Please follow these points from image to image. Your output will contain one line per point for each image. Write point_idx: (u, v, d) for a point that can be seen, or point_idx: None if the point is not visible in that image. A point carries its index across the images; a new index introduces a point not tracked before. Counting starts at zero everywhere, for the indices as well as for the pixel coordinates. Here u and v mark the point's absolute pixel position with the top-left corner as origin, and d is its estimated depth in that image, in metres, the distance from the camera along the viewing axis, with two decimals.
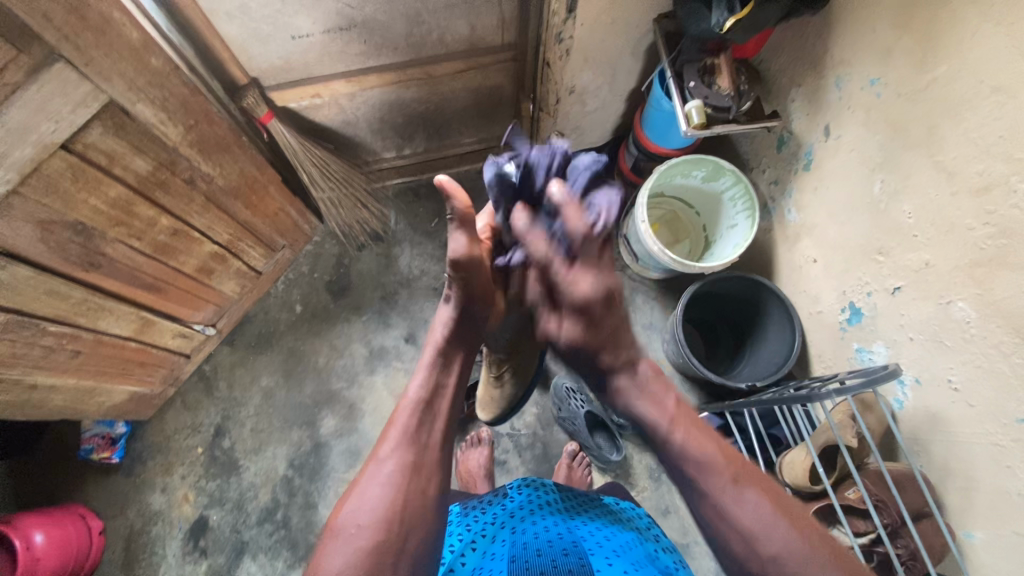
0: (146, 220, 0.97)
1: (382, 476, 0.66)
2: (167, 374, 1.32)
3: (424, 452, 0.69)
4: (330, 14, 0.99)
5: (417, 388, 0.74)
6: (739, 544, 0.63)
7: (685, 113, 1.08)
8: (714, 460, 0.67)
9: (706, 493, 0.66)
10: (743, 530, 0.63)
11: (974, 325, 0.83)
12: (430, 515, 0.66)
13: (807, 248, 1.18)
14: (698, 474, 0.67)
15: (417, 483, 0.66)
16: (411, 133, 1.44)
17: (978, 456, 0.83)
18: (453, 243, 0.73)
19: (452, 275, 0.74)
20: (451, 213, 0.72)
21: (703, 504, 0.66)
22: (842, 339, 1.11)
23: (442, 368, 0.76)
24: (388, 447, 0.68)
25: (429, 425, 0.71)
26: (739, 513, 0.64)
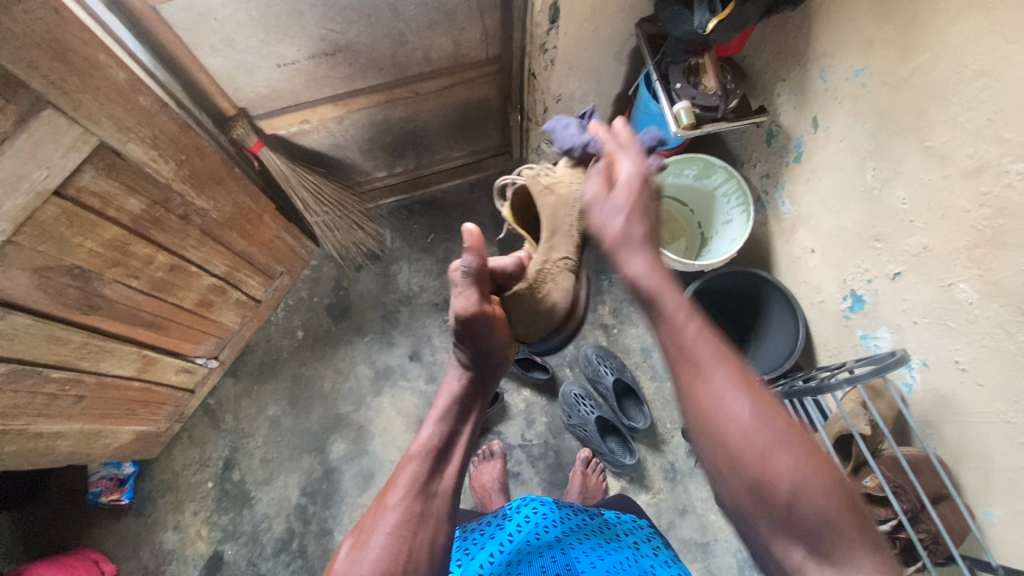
0: (143, 259, 0.96)
1: (386, 525, 0.64)
2: (172, 410, 1.31)
3: (432, 501, 0.67)
4: (313, 40, 1.00)
5: (429, 437, 0.71)
6: (718, 416, 0.59)
7: (673, 115, 1.09)
8: (717, 349, 0.63)
9: (704, 377, 0.61)
10: (738, 424, 0.58)
11: (977, 305, 0.83)
12: (432, 569, 0.65)
13: (804, 239, 1.19)
14: (703, 360, 0.62)
15: (426, 533, 0.65)
16: (401, 151, 1.44)
17: (993, 436, 0.84)
18: (467, 301, 0.72)
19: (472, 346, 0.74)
20: (468, 269, 0.71)
21: (703, 387, 0.61)
22: (845, 327, 1.12)
23: (459, 416, 0.73)
24: (398, 494, 0.66)
25: (440, 473, 0.69)
26: (725, 388, 0.60)
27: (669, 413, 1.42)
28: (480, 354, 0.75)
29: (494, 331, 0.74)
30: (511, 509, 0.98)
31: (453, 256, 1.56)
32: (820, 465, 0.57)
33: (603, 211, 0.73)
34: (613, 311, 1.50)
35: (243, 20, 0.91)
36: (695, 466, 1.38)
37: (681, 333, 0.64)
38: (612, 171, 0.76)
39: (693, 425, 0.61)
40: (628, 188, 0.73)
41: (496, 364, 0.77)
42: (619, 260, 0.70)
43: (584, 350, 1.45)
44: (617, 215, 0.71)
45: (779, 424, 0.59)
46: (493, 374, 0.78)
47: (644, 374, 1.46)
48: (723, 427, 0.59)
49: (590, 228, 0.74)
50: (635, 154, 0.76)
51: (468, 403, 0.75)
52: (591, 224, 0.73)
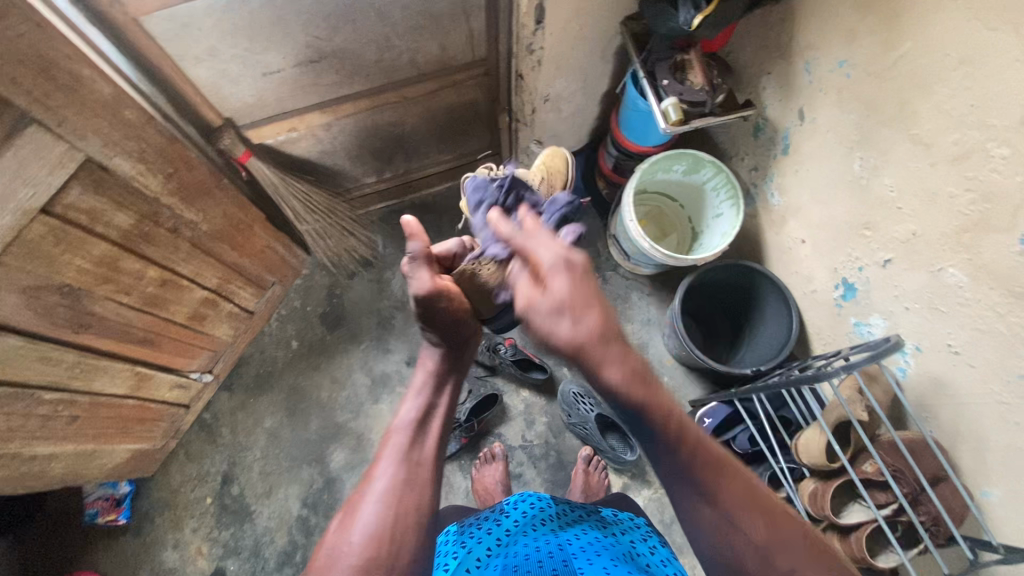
0: (133, 274, 0.95)
1: (373, 495, 0.63)
2: (167, 427, 1.29)
3: (418, 469, 0.66)
4: (298, 47, 0.99)
5: (409, 412, 0.71)
6: (734, 543, 0.59)
7: (661, 111, 1.09)
8: (720, 467, 0.60)
9: (712, 502, 0.60)
10: (750, 548, 0.59)
11: (966, 288, 0.85)
12: (424, 534, 0.62)
13: (794, 229, 1.20)
14: (707, 483, 0.60)
15: (413, 498, 0.63)
16: (390, 157, 1.44)
17: (988, 417, 0.86)
18: (419, 281, 0.73)
19: (439, 315, 0.74)
20: (413, 254, 0.74)
21: (708, 515, 0.60)
22: (838, 315, 1.14)
23: (435, 389, 0.74)
24: (381, 467, 0.65)
25: (422, 442, 0.68)
26: (736, 512, 0.59)
27: None
28: (447, 331, 0.76)
29: (453, 302, 0.75)
30: (509, 506, 0.99)
31: None
32: (836, 571, 0.58)
33: (542, 316, 0.62)
34: None
35: (228, 29, 0.90)
36: None
37: (675, 458, 0.60)
38: (537, 271, 0.65)
39: (704, 546, 0.62)
40: (558, 285, 0.61)
41: (464, 339, 0.79)
42: (592, 366, 0.58)
43: None
44: (558, 318, 0.60)
45: (794, 533, 0.59)
46: (463, 349, 0.79)
47: None
48: (741, 554, 0.59)
49: (540, 338, 0.62)
50: (551, 244, 0.67)
51: (443, 377, 0.76)
52: (540, 334, 0.62)
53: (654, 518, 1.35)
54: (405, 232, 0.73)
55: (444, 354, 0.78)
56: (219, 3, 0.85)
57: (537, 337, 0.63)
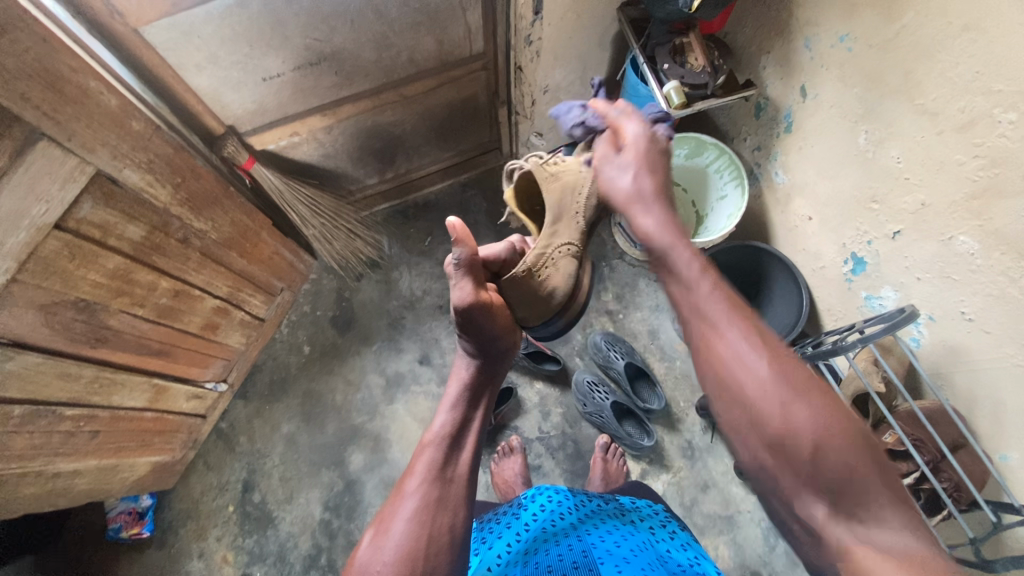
0: (147, 286, 0.95)
1: (406, 511, 0.66)
2: (186, 438, 1.29)
3: (449, 486, 0.69)
4: (297, 50, 0.99)
5: (442, 426, 0.73)
6: (737, 376, 0.60)
7: (664, 95, 1.09)
8: (733, 308, 0.65)
9: (717, 331, 0.64)
10: (755, 378, 0.59)
11: (978, 255, 0.86)
12: (455, 552, 0.65)
13: (800, 207, 1.21)
14: (715, 316, 0.65)
15: (444, 517, 0.66)
16: (392, 156, 1.44)
17: (1003, 381, 0.87)
18: (462, 289, 0.72)
19: (473, 328, 0.74)
20: (458, 259, 0.73)
21: (718, 343, 0.63)
22: (849, 290, 1.14)
23: (470, 404, 0.75)
24: (414, 482, 0.68)
25: (455, 458, 0.71)
26: (742, 348, 0.61)
27: (682, 392, 1.44)
28: (485, 343, 0.77)
29: (493, 314, 0.75)
30: (527, 499, 0.98)
31: None
32: (844, 423, 0.56)
33: (610, 171, 0.81)
34: (617, 296, 1.51)
35: (227, 36, 0.90)
36: (712, 441, 1.40)
37: (695, 291, 0.68)
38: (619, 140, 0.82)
39: (709, 382, 0.63)
40: (634, 148, 0.80)
41: (501, 351, 0.79)
42: (631, 215, 0.77)
43: (593, 338, 1.46)
44: (625, 173, 0.79)
45: (802, 383, 0.59)
46: (499, 361, 0.80)
47: (653, 356, 1.47)
48: (742, 383, 0.59)
49: (602, 186, 0.81)
50: (640, 121, 0.83)
51: (478, 390, 0.77)
52: (603, 183, 0.81)
53: (675, 502, 1.36)
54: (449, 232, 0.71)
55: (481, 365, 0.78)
56: (218, 10, 0.84)
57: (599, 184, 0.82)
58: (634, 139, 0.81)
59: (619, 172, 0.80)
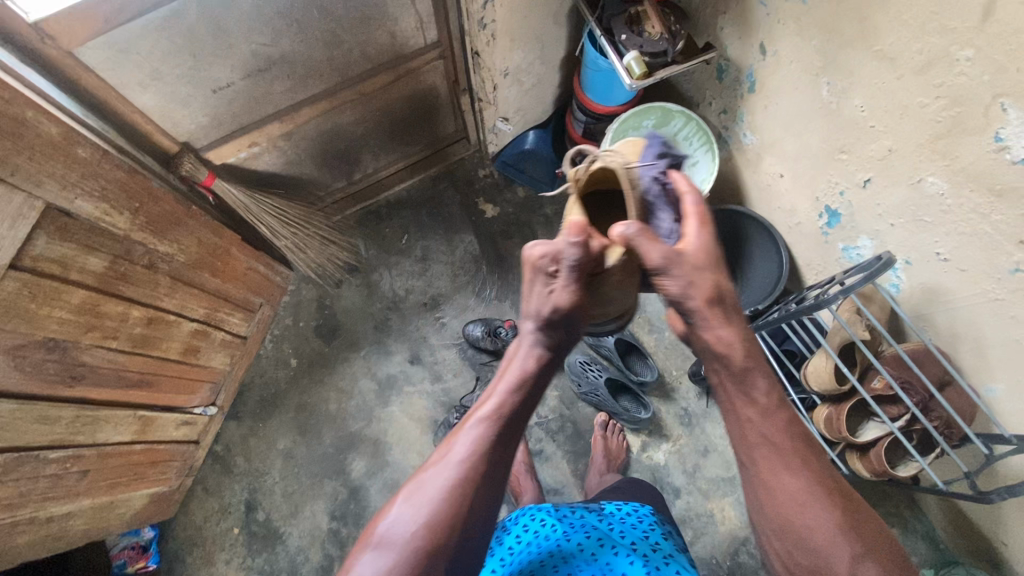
0: (117, 317, 0.93)
1: (445, 481, 0.64)
2: (181, 466, 1.27)
3: (495, 468, 0.67)
4: (245, 57, 0.96)
5: (495, 406, 0.70)
6: (805, 523, 0.66)
7: (624, 67, 1.08)
8: (808, 449, 0.69)
9: (794, 473, 0.67)
10: (826, 527, 0.65)
11: (948, 195, 0.87)
12: (482, 530, 0.65)
13: (771, 165, 1.21)
14: (787, 452, 0.69)
15: (485, 495, 0.65)
16: (357, 157, 1.41)
17: (982, 316, 0.90)
18: (562, 293, 0.71)
19: (556, 321, 0.73)
20: (573, 260, 0.70)
21: (792, 483, 0.67)
22: (826, 243, 1.15)
23: (527, 392, 0.72)
24: (459, 455, 0.66)
25: (505, 443, 0.69)
26: (814, 495, 0.66)
27: (673, 361, 1.45)
28: (558, 332, 0.73)
29: (581, 317, 0.74)
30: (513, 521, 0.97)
31: (432, 253, 1.54)
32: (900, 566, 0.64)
33: (679, 271, 0.69)
34: None
35: (168, 49, 0.87)
36: (708, 406, 1.41)
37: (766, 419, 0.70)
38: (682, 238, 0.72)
39: (771, 521, 0.68)
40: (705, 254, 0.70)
41: (567, 343, 0.75)
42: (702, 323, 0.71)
43: None
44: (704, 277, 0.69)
45: (866, 530, 0.66)
46: (562, 351, 0.76)
47: (642, 329, 1.48)
48: (811, 531, 0.65)
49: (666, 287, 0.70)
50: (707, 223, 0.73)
51: (537, 378, 0.73)
52: (668, 284, 0.70)
53: (678, 470, 1.38)
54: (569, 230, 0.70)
55: (543, 350, 0.74)
56: (154, 22, 0.81)
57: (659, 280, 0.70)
58: (696, 251, 0.71)
59: (669, 278, 0.69)
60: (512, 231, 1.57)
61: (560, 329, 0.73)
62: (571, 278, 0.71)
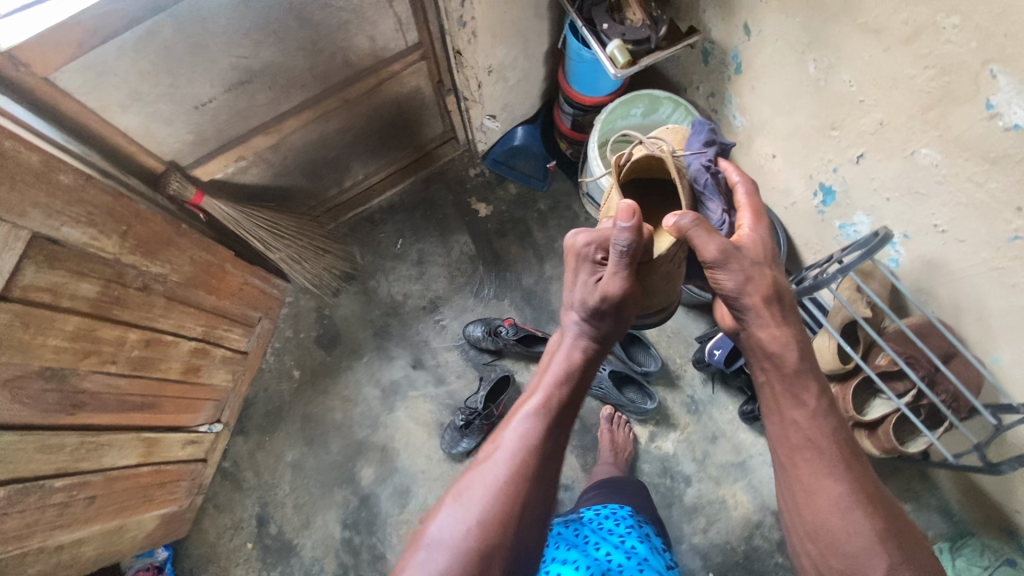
0: (114, 341, 0.92)
1: (492, 477, 0.66)
2: (190, 485, 1.27)
3: (543, 463, 0.68)
4: (225, 71, 0.96)
5: (539, 401, 0.72)
6: (842, 526, 0.68)
7: (607, 57, 1.06)
8: (856, 458, 0.72)
9: (835, 478, 0.70)
10: (865, 531, 0.67)
11: (943, 166, 0.86)
12: (534, 526, 0.66)
13: (763, 146, 1.19)
14: (831, 456, 0.71)
15: (535, 489, 0.66)
16: (346, 164, 1.40)
17: (984, 286, 0.89)
18: (612, 280, 0.74)
19: (603, 309, 0.75)
20: (624, 245, 0.72)
21: (830, 487, 0.69)
22: (823, 221, 1.14)
23: (569, 385, 0.74)
24: (505, 452, 0.68)
25: (552, 436, 0.70)
26: (854, 501, 0.69)
27: (677, 349, 1.44)
28: (598, 323, 0.76)
29: (624, 307, 0.76)
30: None
31: (428, 256, 1.53)
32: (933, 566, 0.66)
33: (739, 264, 0.75)
34: None
35: (146, 67, 0.86)
36: (714, 392, 1.41)
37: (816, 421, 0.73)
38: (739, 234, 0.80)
39: (810, 522, 0.70)
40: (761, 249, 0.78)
41: (608, 337, 0.78)
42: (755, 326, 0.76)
43: None
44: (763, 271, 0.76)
45: (904, 536, 0.68)
46: (604, 344, 0.78)
47: None
48: (846, 534, 0.67)
49: (722, 281, 0.76)
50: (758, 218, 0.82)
51: (581, 371, 0.76)
52: (724, 279, 0.75)
53: (687, 458, 1.37)
54: (620, 216, 0.71)
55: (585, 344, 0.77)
56: (129, 42, 0.81)
57: (711, 272, 0.76)
58: (746, 241, 0.78)
59: (722, 270, 0.75)
60: (507, 228, 1.56)
61: (598, 320, 0.76)
62: (621, 263, 0.73)
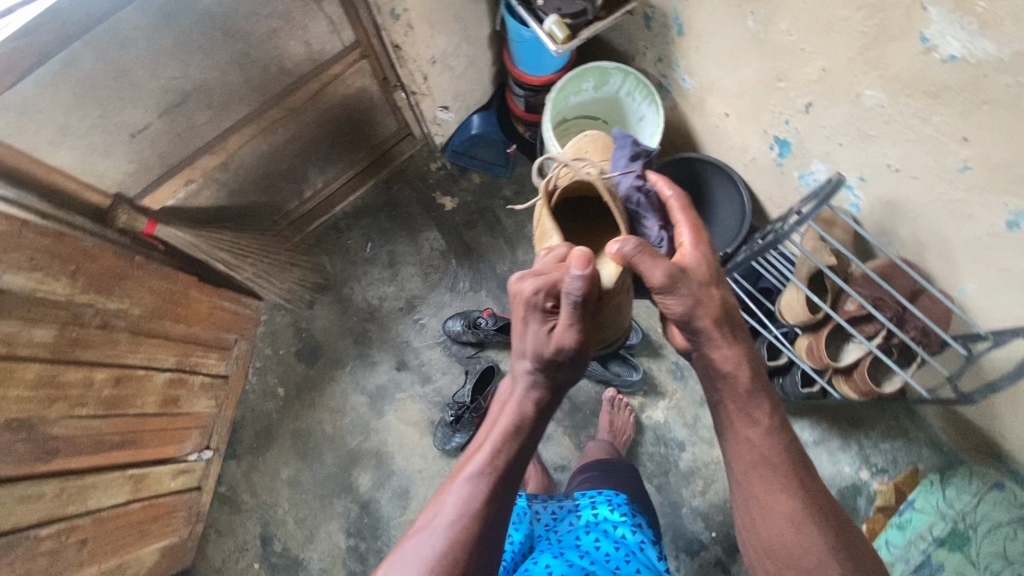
0: (80, 384, 0.92)
1: (429, 542, 0.64)
2: (187, 514, 1.26)
3: (484, 524, 0.66)
4: (156, 94, 0.94)
5: (483, 459, 0.70)
6: (794, 540, 0.68)
7: (546, 33, 1.05)
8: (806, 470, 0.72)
9: (785, 491, 0.70)
10: (815, 545, 0.67)
11: (887, 105, 0.86)
12: None
13: (715, 105, 1.18)
14: (782, 467, 0.72)
15: (472, 556, 0.64)
16: (302, 174, 1.38)
17: (943, 220, 0.90)
18: (564, 331, 0.73)
19: (551, 357, 0.74)
20: (576, 295, 0.70)
21: (783, 502, 0.69)
22: (782, 174, 1.14)
23: (515, 440, 0.72)
24: (445, 516, 0.66)
25: (496, 496, 0.68)
26: (804, 514, 0.69)
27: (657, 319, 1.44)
28: (542, 371, 0.74)
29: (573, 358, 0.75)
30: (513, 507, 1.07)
31: (399, 256, 1.52)
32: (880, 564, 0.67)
33: (685, 288, 0.75)
34: None
35: (71, 100, 0.84)
36: None
37: (764, 434, 0.73)
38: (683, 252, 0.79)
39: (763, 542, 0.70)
40: (706, 266, 0.78)
41: (554, 386, 0.76)
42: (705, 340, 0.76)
43: None
44: (710, 288, 0.77)
45: (852, 545, 0.68)
46: (551, 395, 0.76)
47: None
48: (797, 548, 0.67)
49: (670, 307, 0.76)
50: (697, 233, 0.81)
51: (527, 423, 0.74)
52: (671, 303, 0.76)
53: (678, 425, 1.38)
54: (573, 269, 0.69)
55: (530, 394, 0.75)
56: (47, 75, 0.78)
57: (661, 298, 0.77)
58: (690, 260, 0.78)
59: (671, 296, 0.75)
60: (475, 219, 1.54)
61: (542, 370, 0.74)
62: (572, 315, 0.72)
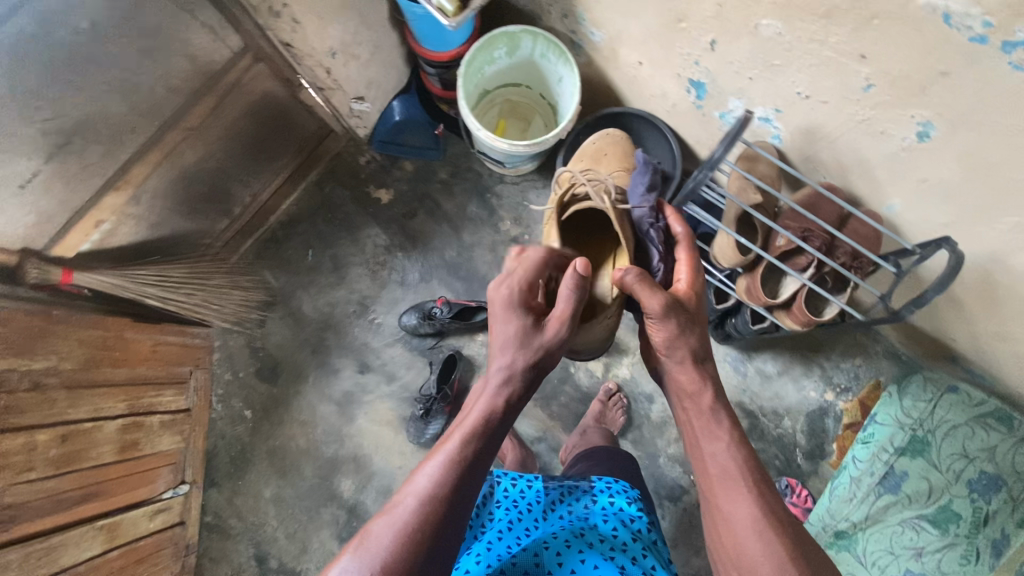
0: (21, 450, 0.90)
1: (394, 523, 0.63)
2: (175, 550, 1.27)
3: (448, 513, 0.65)
4: (33, 141, 0.89)
5: (455, 446, 0.69)
6: (750, 547, 0.66)
7: (436, 7, 1.00)
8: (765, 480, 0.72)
9: (745, 499, 0.69)
10: (770, 555, 0.65)
11: (785, 33, 0.83)
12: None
13: (628, 56, 1.14)
14: (740, 475, 0.71)
15: (437, 542, 0.63)
16: (224, 192, 1.32)
17: (859, 141, 0.89)
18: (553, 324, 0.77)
19: (532, 352, 0.76)
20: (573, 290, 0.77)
21: (740, 509, 0.68)
22: (704, 116, 1.11)
23: (488, 433, 0.71)
24: (414, 499, 0.65)
25: (464, 486, 0.67)
26: (760, 522, 0.67)
27: None
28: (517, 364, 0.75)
29: (544, 361, 0.77)
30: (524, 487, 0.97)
31: (343, 258, 1.48)
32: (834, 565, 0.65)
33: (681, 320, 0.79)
34: (515, 220, 1.49)
35: None
36: None
37: (723, 441, 0.73)
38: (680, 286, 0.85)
39: (726, 554, 0.69)
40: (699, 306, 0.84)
41: (527, 382, 0.76)
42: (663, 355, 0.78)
43: None
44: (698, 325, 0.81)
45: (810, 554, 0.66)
46: (524, 393, 0.76)
47: None
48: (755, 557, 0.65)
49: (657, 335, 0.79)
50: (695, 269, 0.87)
51: (500, 418, 0.73)
52: (659, 333, 0.79)
53: (646, 379, 1.39)
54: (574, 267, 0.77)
55: (506, 388, 0.74)
56: None
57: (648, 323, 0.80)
58: (685, 295, 0.83)
59: (659, 322, 0.78)
60: (414, 208, 1.51)
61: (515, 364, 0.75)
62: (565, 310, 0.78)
